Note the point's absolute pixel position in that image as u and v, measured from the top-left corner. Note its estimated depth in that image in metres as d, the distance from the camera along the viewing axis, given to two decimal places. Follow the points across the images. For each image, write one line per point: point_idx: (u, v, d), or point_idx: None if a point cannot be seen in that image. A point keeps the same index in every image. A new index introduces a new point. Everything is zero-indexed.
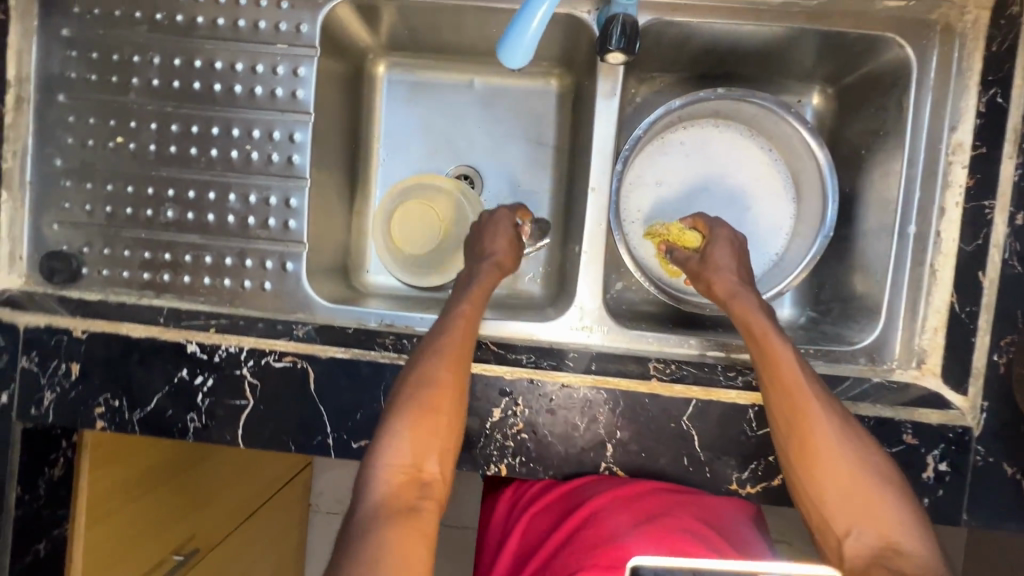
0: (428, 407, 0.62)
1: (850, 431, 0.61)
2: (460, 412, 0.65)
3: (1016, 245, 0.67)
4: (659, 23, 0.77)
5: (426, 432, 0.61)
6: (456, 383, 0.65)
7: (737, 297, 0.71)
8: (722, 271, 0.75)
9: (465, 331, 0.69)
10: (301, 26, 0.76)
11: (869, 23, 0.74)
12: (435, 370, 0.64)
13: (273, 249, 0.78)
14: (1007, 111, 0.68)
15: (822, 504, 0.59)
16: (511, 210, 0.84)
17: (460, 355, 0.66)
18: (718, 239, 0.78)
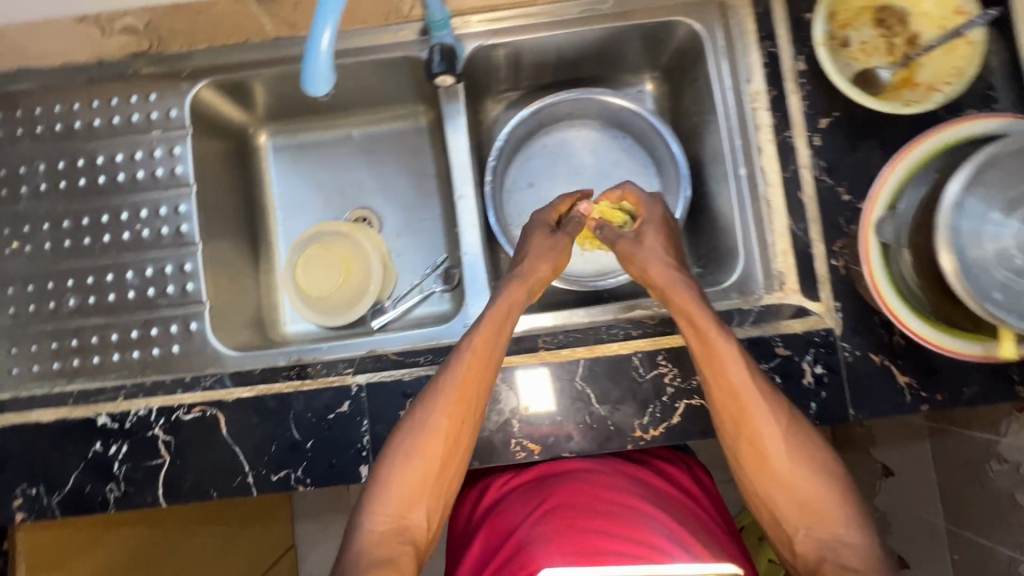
0: (421, 456, 0.66)
1: (795, 430, 0.69)
2: (458, 452, 0.68)
3: (821, 162, 0.76)
4: (484, 48, 0.88)
5: (417, 482, 0.66)
6: (454, 429, 0.67)
7: (673, 286, 0.74)
8: (654, 261, 0.78)
9: (476, 370, 0.68)
10: (170, 111, 0.84)
11: (658, 11, 0.86)
12: (433, 415, 0.67)
13: (176, 313, 0.82)
14: (781, 56, 0.79)
15: (772, 502, 0.69)
16: (551, 211, 0.85)
17: (462, 399, 0.67)
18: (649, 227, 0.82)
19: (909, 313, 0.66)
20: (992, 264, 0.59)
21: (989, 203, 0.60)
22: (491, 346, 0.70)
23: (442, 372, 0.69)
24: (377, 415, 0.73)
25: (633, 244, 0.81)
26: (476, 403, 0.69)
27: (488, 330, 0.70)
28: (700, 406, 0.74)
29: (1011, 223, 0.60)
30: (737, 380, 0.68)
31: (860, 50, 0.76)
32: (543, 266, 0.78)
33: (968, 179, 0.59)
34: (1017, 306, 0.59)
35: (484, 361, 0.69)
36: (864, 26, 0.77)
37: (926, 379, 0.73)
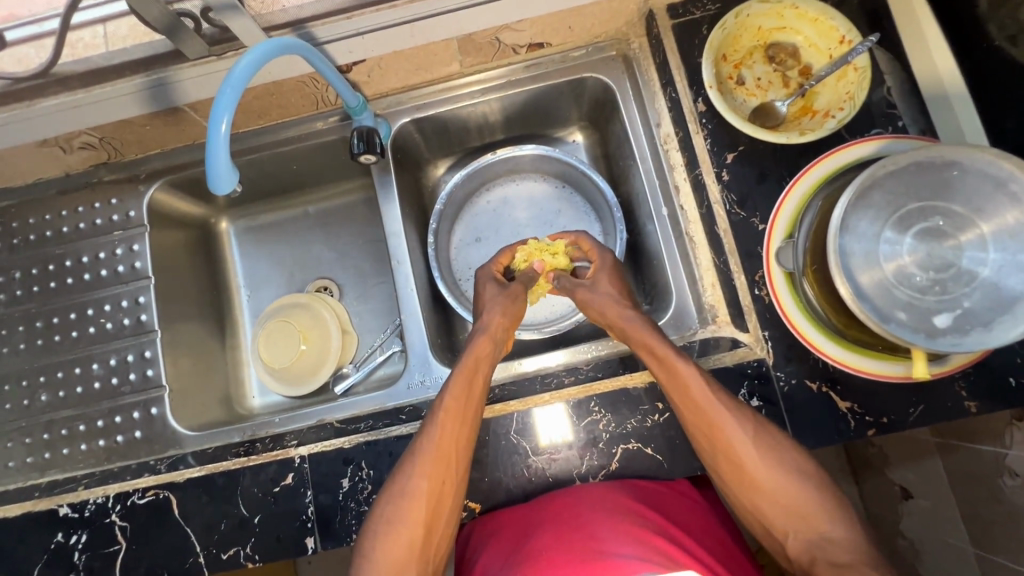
0: (406, 521, 0.66)
1: (781, 453, 0.67)
2: (442, 512, 0.68)
3: (732, 195, 0.78)
4: (410, 122, 0.93)
5: (406, 552, 0.65)
6: (436, 490, 0.67)
7: (625, 323, 0.74)
8: (608, 303, 0.77)
9: (454, 426, 0.69)
10: (129, 212, 0.93)
11: (568, 70, 0.91)
12: (416, 477, 0.67)
13: (138, 399, 0.87)
14: (682, 99, 0.82)
15: (768, 519, 0.67)
16: (490, 265, 0.87)
17: (440, 458, 0.68)
18: (602, 266, 0.83)
19: (825, 338, 0.71)
20: (891, 285, 0.60)
21: (879, 223, 0.61)
22: (464, 402, 0.70)
23: (422, 433, 0.70)
24: (319, 485, 0.75)
25: (590, 287, 0.80)
26: (457, 461, 0.69)
27: (459, 388, 0.71)
28: (637, 449, 0.74)
29: (908, 240, 0.60)
30: (717, 420, 0.67)
31: (756, 86, 0.80)
32: (495, 316, 0.79)
33: (850, 204, 0.61)
34: (921, 324, 0.59)
35: (460, 416, 0.69)
36: (757, 63, 0.80)
37: (868, 404, 0.72)
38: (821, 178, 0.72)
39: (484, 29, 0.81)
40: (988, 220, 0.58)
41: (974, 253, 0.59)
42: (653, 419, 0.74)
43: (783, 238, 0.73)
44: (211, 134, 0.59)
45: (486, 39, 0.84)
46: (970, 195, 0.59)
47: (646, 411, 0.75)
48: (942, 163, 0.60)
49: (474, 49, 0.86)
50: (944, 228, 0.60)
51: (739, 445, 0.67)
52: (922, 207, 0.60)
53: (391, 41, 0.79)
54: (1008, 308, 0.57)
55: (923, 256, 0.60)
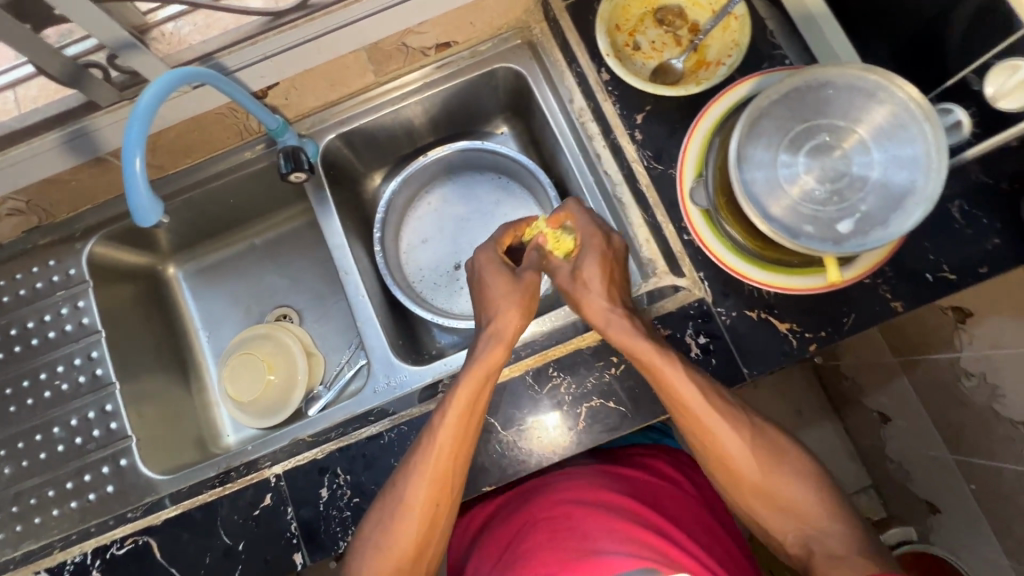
0: (402, 540, 0.69)
1: (777, 457, 0.72)
2: (438, 526, 0.71)
3: (648, 152, 0.82)
4: (336, 137, 0.96)
5: (395, 563, 0.69)
6: (430, 510, 0.69)
7: (612, 324, 0.73)
8: (596, 301, 0.75)
9: (453, 446, 0.70)
10: (69, 271, 0.92)
11: (478, 64, 0.95)
12: (411, 495, 0.69)
13: (106, 454, 0.86)
14: (586, 72, 0.86)
15: (764, 520, 0.71)
16: (493, 245, 0.84)
17: (436, 476, 0.69)
18: (589, 252, 0.77)
19: (751, 266, 0.76)
20: (795, 203, 0.64)
21: (772, 155, 0.65)
22: (466, 417, 0.71)
23: (417, 450, 0.71)
24: (299, 500, 0.75)
25: (575, 272, 0.78)
26: (454, 478, 0.70)
27: (463, 402, 0.71)
28: (600, 405, 0.76)
29: (803, 162, 0.65)
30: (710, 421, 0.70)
31: (652, 49, 0.85)
32: (509, 320, 0.77)
33: (743, 136, 0.66)
34: (827, 234, 0.63)
35: (458, 436, 0.70)
36: (649, 28, 0.85)
37: (805, 321, 0.76)
38: (719, 116, 0.77)
39: (389, 36, 0.84)
40: (867, 130, 0.63)
41: (861, 158, 0.63)
42: (610, 373, 0.77)
43: (694, 176, 0.79)
44: (127, 172, 0.60)
45: (393, 45, 0.87)
46: (847, 107, 0.64)
47: (603, 366, 0.77)
48: (818, 84, 0.65)
49: (384, 57, 0.89)
50: (832, 143, 0.64)
51: (720, 439, 0.71)
52: (807, 129, 0.65)
53: (302, 60, 0.81)
54: (900, 205, 0.61)
55: (819, 174, 0.64)
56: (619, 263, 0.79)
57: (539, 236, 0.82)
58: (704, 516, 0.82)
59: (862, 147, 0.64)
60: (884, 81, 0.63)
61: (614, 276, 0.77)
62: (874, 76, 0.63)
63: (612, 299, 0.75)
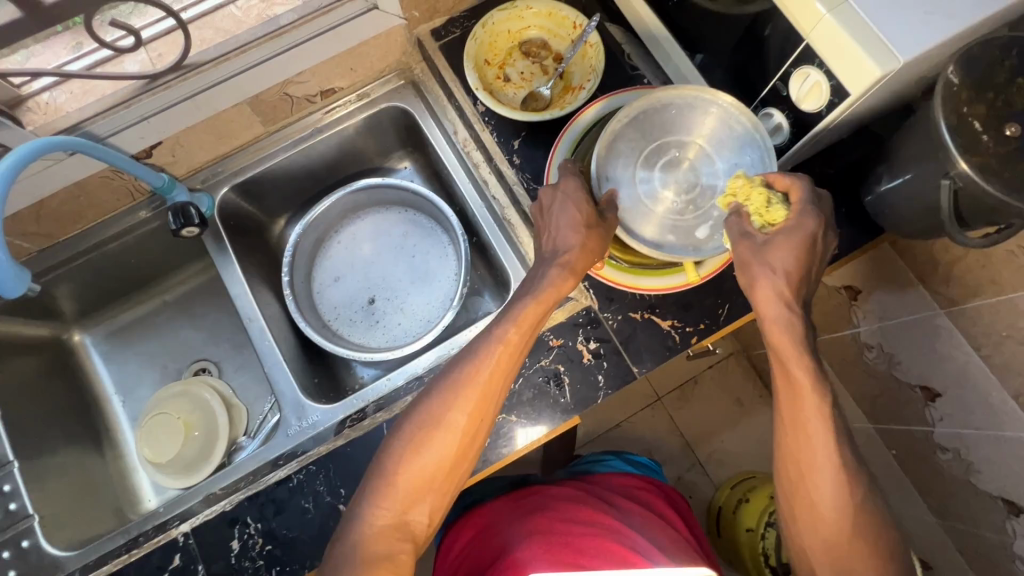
0: (434, 455, 0.67)
1: (871, 523, 0.66)
2: (472, 446, 0.69)
3: (527, 175, 0.87)
4: (233, 188, 0.97)
5: (425, 475, 0.67)
6: (471, 425, 0.68)
7: (777, 318, 0.64)
8: (771, 280, 0.63)
9: (499, 369, 0.69)
10: None
11: (365, 106, 0.99)
12: (452, 410, 0.67)
13: (6, 537, 0.82)
14: (464, 106, 0.92)
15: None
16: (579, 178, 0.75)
17: (481, 394, 0.68)
18: (801, 222, 0.64)
19: (626, 271, 0.80)
20: (657, 215, 0.72)
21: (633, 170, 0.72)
22: (524, 338, 0.70)
23: (465, 364, 0.69)
24: (210, 555, 0.74)
25: (756, 249, 0.64)
26: (494, 399, 0.69)
27: (520, 324, 0.69)
28: (503, 419, 0.79)
29: (660, 175, 0.72)
30: (818, 458, 0.65)
31: (521, 79, 0.91)
32: (583, 252, 0.70)
33: (602, 157, 0.72)
34: (687, 240, 0.71)
35: (508, 359, 0.69)
36: (518, 60, 0.91)
37: (684, 317, 0.81)
38: (577, 136, 0.83)
39: (269, 87, 0.87)
40: (712, 142, 0.72)
41: (708, 170, 0.72)
42: (510, 387, 0.80)
43: None
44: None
45: (276, 96, 0.90)
46: (688, 124, 0.72)
47: None
48: (662, 106, 0.72)
49: (270, 108, 0.92)
50: (684, 157, 0.72)
51: (818, 482, 0.66)
52: (659, 146, 0.73)
53: (181, 118, 0.83)
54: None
55: (677, 184, 0.72)
56: (819, 253, 0.66)
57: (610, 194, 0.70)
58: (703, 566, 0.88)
59: (708, 159, 0.72)
60: (719, 100, 0.71)
61: (807, 261, 0.64)
62: (705, 95, 0.71)
63: (793, 290, 0.63)
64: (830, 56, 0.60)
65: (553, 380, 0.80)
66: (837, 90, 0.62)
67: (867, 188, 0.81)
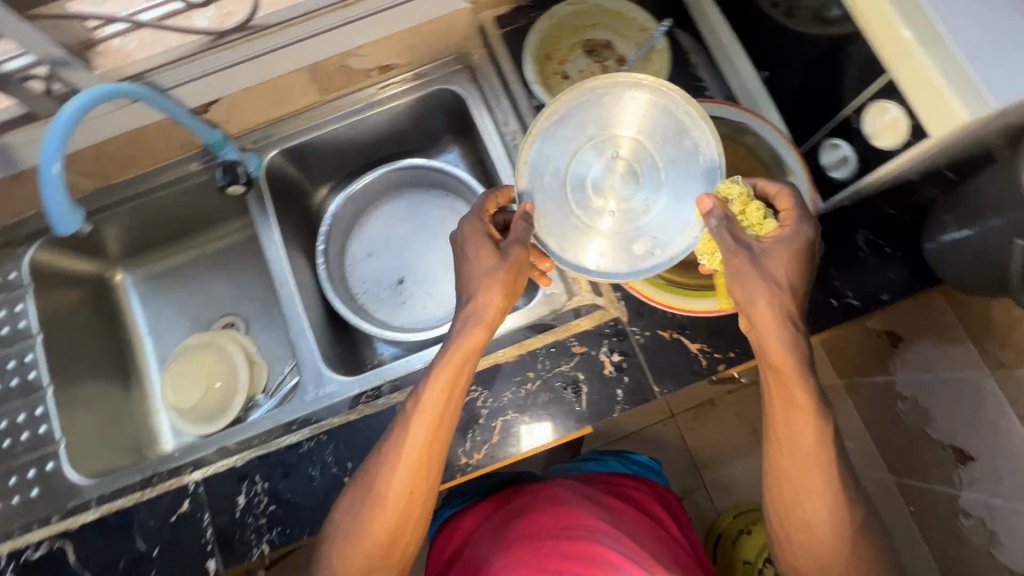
0: (380, 522, 0.69)
1: (859, 531, 0.67)
2: (417, 511, 0.71)
3: None
4: (281, 152, 0.98)
5: (372, 546, 0.69)
6: (409, 496, 0.70)
7: (786, 354, 0.64)
8: (767, 290, 0.64)
9: (431, 438, 0.69)
10: (9, 275, 0.93)
11: (421, 86, 0.99)
12: (388, 484, 0.69)
13: (33, 457, 0.87)
14: (519, 98, 0.90)
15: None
16: (477, 217, 0.76)
17: (416, 465, 0.69)
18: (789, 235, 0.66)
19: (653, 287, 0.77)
20: (592, 227, 0.74)
21: (567, 174, 0.76)
22: (447, 405, 0.70)
23: (394, 438, 0.70)
24: (216, 506, 0.76)
25: (755, 258, 0.65)
26: (432, 463, 0.70)
27: (441, 392, 0.69)
28: (516, 418, 0.78)
29: (595, 173, 0.75)
30: (816, 482, 0.66)
31: (581, 77, 0.88)
32: (491, 302, 0.71)
33: (532, 169, 0.76)
34: (625, 256, 0.73)
35: (433, 430, 0.69)
36: (579, 57, 0.89)
37: (714, 342, 0.79)
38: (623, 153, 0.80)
39: (328, 57, 0.87)
40: (648, 140, 0.75)
41: (645, 178, 0.75)
42: (527, 387, 0.79)
43: None
44: (45, 178, 0.63)
45: (335, 66, 0.90)
46: (620, 132, 0.75)
47: (519, 381, 0.79)
48: (590, 114, 0.76)
49: (327, 79, 0.92)
50: (621, 155, 0.75)
51: (815, 503, 0.66)
52: (595, 146, 0.76)
53: (241, 78, 0.84)
54: (684, 201, 0.73)
55: (609, 185, 0.75)
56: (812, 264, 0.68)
57: (524, 205, 0.72)
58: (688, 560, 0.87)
59: (642, 154, 0.75)
60: (650, 105, 0.74)
61: (802, 272, 0.66)
62: (631, 99, 0.75)
63: (792, 311, 0.64)
64: (915, 94, 0.56)
65: (571, 386, 0.79)
66: (916, 130, 0.59)
67: (927, 235, 0.77)
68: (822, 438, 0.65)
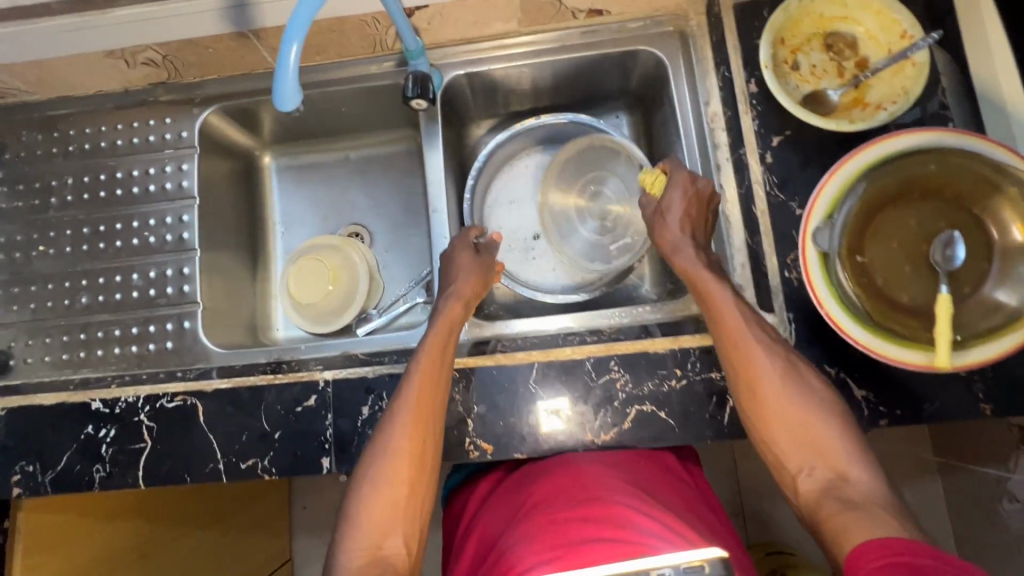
0: (392, 479, 0.69)
1: (812, 391, 0.69)
2: (426, 472, 0.71)
3: (773, 177, 0.79)
4: (460, 76, 0.95)
5: (394, 501, 0.68)
6: (417, 449, 0.70)
7: (706, 288, 0.74)
8: (670, 226, 0.79)
9: (428, 390, 0.72)
10: (181, 132, 0.94)
11: (624, 41, 0.92)
12: (397, 438, 0.70)
13: (173, 312, 0.90)
14: (734, 79, 0.83)
15: (784, 459, 0.68)
16: (464, 237, 0.89)
17: (417, 418, 0.71)
18: (676, 181, 0.80)
19: (854, 322, 0.66)
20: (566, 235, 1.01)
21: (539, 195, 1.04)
22: (436, 369, 0.74)
23: (395, 399, 0.73)
24: (339, 409, 0.78)
25: (656, 212, 0.82)
26: (432, 418, 0.72)
27: (431, 355, 0.75)
28: (652, 411, 0.75)
29: (556, 198, 1.03)
30: (805, 419, 0.67)
31: (810, 73, 0.80)
32: (468, 283, 0.84)
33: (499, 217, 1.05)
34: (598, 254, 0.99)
35: (430, 391, 0.72)
36: (814, 51, 0.80)
37: (882, 393, 0.73)
38: (853, 173, 0.67)
39: None
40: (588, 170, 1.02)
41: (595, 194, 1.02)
42: (671, 383, 0.75)
43: (821, 220, 0.67)
44: (281, 57, 0.61)
45: None
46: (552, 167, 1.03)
47: (663, 376, 0.75)
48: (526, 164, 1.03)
49: (535, 9, 0.87)
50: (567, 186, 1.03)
51: (766, 384, 0.69)
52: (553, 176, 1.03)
53: None
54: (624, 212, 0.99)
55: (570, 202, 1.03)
56: (705, 202, 0.80)
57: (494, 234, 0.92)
58: (692, 497, 0.75)
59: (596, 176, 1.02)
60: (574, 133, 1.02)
61: (698, 212, 0.80)
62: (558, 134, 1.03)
63: (692, 224, 0.79)
64: None
65: (717, 396, 0.74)
66: None
67: None
68: (789, 374, 0.69)
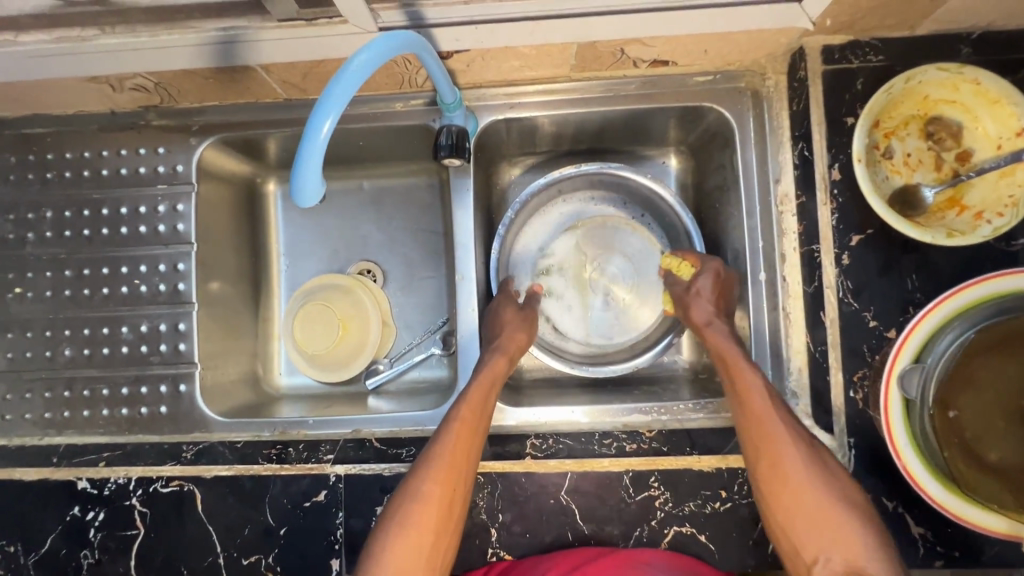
0: (415, 523, 0.63)
1: (831, 475, 0.62)
2: (452, 519, 0.65)
3: (848, 282, 0.70)
4: (497, 121, 0.83)
5: (414, 551, 0.62)
6: (448, 494, 0.65)
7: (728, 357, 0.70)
8: (693, 301, 0.76)
9: (464, 430, 0.67)
10: (176, 167, 0.83)
11: (687, 95, 0.80)
12: (427, 482, 0.65)
13: (167, 373, 0.81)
14: (814, 161, 0.72)
15: (798, 546, 0.61)
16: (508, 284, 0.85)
17: (453, 461, 0.66)
18: (703, 266, 0.77)
19: (929, 476, 0.62)
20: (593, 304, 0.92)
21: (574, 274, 0.93)
22: (477, 417, 0.69)
23: (434, 440, 0.68)
24: (351, 508, 0.71)
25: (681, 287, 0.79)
26: (467, 464, 0.67)
27: (477, 399, 0.70)
28: (691, 534, 0.70)
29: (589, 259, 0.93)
30: (823, 501, 0.61)
31: (904, 162, 0.70)
32: (518, 334, 0.79)
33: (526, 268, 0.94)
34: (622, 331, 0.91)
35: (469, 436, 0.67)
36: (911, 136, 0.70)
37: (942, 533, 0.67)
38: (955, 312, 0.60)
39: (612, 39, 0.69)
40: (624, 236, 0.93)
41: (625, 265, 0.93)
42: (713, 506, 0.70)
43: (910, 362, 0.62)
44: (308, 140, 0.51)
45: (610, 49, 0.72)
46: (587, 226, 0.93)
47: (706, 497, 0.70)
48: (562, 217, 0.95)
49: (592, 57, 0.74)
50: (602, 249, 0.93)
51: (786, 461, 0.63)
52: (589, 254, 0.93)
53: (507, 36, 0.68)
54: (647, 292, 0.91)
55: (606, 286, 0.93)
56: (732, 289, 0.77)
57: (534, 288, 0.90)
58: None
59: (642, 257, 0.92)
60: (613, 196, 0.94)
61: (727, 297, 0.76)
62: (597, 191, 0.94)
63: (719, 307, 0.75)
64: None
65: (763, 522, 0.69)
66: None
67: None
68: (808, 450, 0.63)
